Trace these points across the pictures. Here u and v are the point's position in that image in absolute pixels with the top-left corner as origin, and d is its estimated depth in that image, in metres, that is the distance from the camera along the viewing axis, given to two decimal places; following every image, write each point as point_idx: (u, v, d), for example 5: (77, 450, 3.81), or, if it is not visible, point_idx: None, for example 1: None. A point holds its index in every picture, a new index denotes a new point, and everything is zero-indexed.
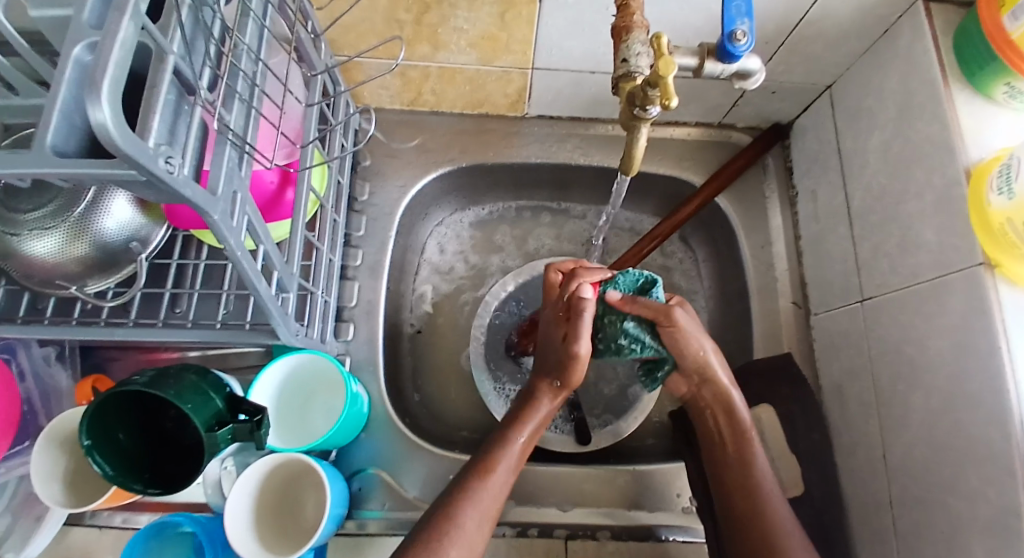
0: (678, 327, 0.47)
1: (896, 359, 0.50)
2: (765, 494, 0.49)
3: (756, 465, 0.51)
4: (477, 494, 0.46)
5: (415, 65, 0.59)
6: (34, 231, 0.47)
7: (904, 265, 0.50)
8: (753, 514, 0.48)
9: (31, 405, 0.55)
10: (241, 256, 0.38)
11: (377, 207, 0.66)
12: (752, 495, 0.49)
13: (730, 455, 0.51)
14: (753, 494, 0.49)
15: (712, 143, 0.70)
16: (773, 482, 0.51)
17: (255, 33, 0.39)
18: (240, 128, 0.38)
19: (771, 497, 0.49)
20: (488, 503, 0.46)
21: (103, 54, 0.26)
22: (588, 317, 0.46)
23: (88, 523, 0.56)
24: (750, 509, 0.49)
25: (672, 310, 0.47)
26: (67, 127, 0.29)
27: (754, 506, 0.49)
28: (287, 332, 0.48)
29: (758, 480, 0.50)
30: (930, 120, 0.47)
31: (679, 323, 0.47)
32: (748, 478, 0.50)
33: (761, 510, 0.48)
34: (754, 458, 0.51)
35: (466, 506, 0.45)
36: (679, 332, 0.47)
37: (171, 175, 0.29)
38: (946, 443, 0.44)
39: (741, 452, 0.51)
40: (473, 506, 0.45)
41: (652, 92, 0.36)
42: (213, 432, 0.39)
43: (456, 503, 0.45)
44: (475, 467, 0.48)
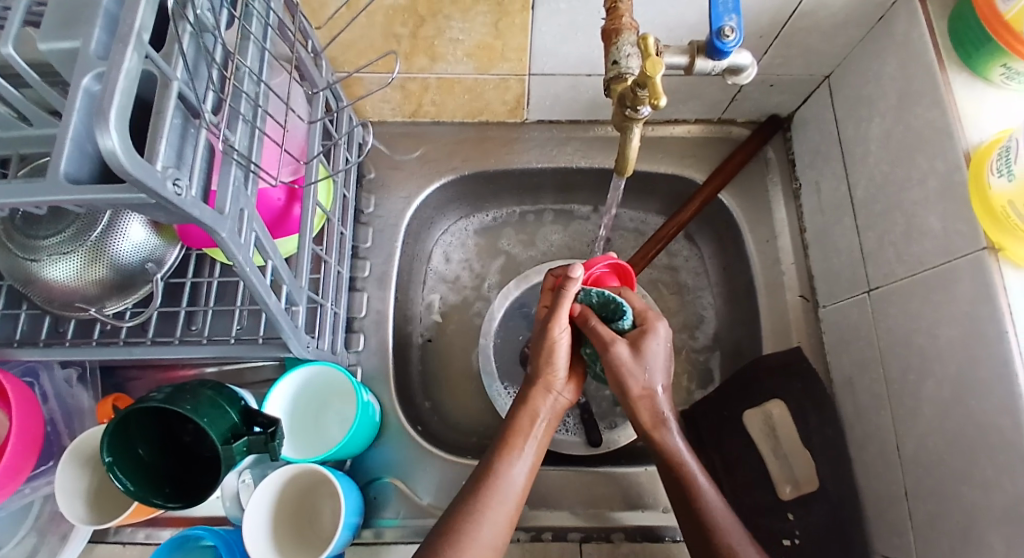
0: (614, 363, 0.49)
1: (907, 348, 0.49)
2: (722, 531, 0.46)
3: (707, 502, 0.47)
4: (479, 519, 0.45)
5: (413, 78, 0.61)
6: (54, 256, 0.50)
7: (910, 253, 0.50)
8: (708, 547, 0.46)
9: (54, 425, 0.57)
10: (249, 271, 0.39)
11: (383, 219, 0.67)
12: (707, 531, 0.46)
13: (674, 486, 0.49)
14: (710, 530, 0.46)
15: (713, 140, 0.71)
16: (730, 518, 0.47)
17: (256, 56, 0.41)
18: (244, 148, 0.39)
19: (731, 533, 0.46)
20: (499, 530, 0.46)
21: (110, 83, 0.27)
22: (563, 345, 0.52)
23: (112, 540, 0.58)
24: (705, 544, 0.46)
25: (612, 345, 0.49)
26: (79, 153, 0.30)
27: (710, 542, 0.46)
28: (298, 344, 0.49)
29: (711, 514, 0.47)
30: (930, 105, 0.47)
31: (618, 358, 0.49)
32: (696, 512, 0.47)
33: (716, 546, 0.45)
34: (702, 489, 0.48)
35: (469, 532, 0.44)
36: (615, 367, 0.49)
37: (180, 197, 0.31)
38: (960, 432, 0.43)
39: (689, 486, 0.48)
40: (478, 533, 0.45)
41: (642, 92, 0.37)
42: (229, 445, 0.41)
43: (467, 533, 0.44)
44: (470, 489, 0.47)
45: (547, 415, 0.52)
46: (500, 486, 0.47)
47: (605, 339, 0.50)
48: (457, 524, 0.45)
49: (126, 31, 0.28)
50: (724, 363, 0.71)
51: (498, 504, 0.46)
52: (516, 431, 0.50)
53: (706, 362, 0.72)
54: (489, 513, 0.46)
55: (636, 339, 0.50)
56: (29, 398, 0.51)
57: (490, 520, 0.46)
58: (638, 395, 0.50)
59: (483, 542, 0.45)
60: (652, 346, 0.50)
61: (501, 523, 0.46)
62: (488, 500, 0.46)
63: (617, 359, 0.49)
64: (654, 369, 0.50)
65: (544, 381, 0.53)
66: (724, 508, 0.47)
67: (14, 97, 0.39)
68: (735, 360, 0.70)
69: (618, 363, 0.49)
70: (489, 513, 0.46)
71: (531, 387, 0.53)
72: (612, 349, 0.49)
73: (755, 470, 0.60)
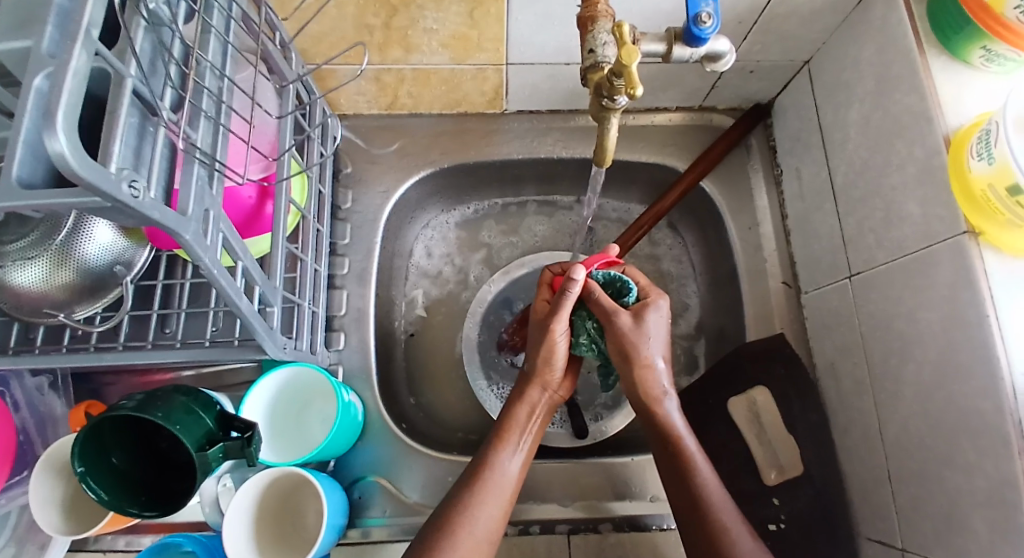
0: (619, 332, 0.48)
1: (888, 334, 0.49)
2: (712, 507, 0.46)
3: (698, 476, 0.47)
4: (470, 511, 0.45)
5: (388, 69, 0.59)
6: (18, 262, 0.49)
7: (890, 239, 0.50)
8: (698, 525, 0.46)
9: (28, 434, 0.56)
10: (217, 274, 0.37)
11: (361, 214, 0.66)
12: (698, 508, 0.46)
13: (668, 462, 0.49)
14: (701, 507, 0.46)
15: (694, 128, 0.70)
16: (721, 491, 0.47)
17: (218, 50, 0.39)
18: (208, 146, 0.38)
19: (730, 522, 0.45)
20: (492, 523, 0.46)
21: (57, 82, 0.25)
22: (560, 344, 0.50)
23: (93, 548, 0.57)
24: (696, 518, 0.46)
25: (616, 314, 0.48)
26: (32, 156, 0.29)
27: (701, 518, 0.46)
28: (274, 346, 0.48)
29: (701, 489, 0.47)
30: (908, 90, 0.47)
31: (622, 329, 0.48)
32: (689, 488, 0.47)
33: (706, 523, 0.45)
34: (696, 464, 0.48)
35: (464, 525, 0.44)
36: (620, 335, 0.48)
37: (137, 199, 0.29)
38: (940, 416, 0.44)
39: (685, 461, 0.48)
40: (470, 525, 0.45)
41: (618, 82, 0.36)
42: (204, 452, 0.39)
43: (459, 524, 0.44)
44: (466, 480, 0.47)
45: (542, 412, 0.52)
46: (492, 479, 0.47)
47: (608, 309, 0.48)
48: (453, 517, 0.45)
49: (74, 27, 0.27)
50: (708, 351, 0.71)
51: (490, 496, 0.46)
52: (509, 423, 0.50)
53: (690, 350, 0.72)
54: (483, 502, 0.46)
55: (637, 310, 0.49)
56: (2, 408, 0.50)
57: (485, 512, 0.46)
58: (640, 367, 0.48)
59: (476, 533, 0.45)
60: (655, 317, 0.48)
61: (497, 514, 0.46)
62: (480, 492, 0.46)
63: (621, 326, 0.48)
64: (655, 337, 0.48)
65: (541, 378, 0.51)
66: (716, 484, 0.47)
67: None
68: (719, 348, 0.70)
69: (623, 332, 0.48)
70: (483, 505, 0.46)
71: (524, 382, 0.52)
72: (615, 319, 0.48)
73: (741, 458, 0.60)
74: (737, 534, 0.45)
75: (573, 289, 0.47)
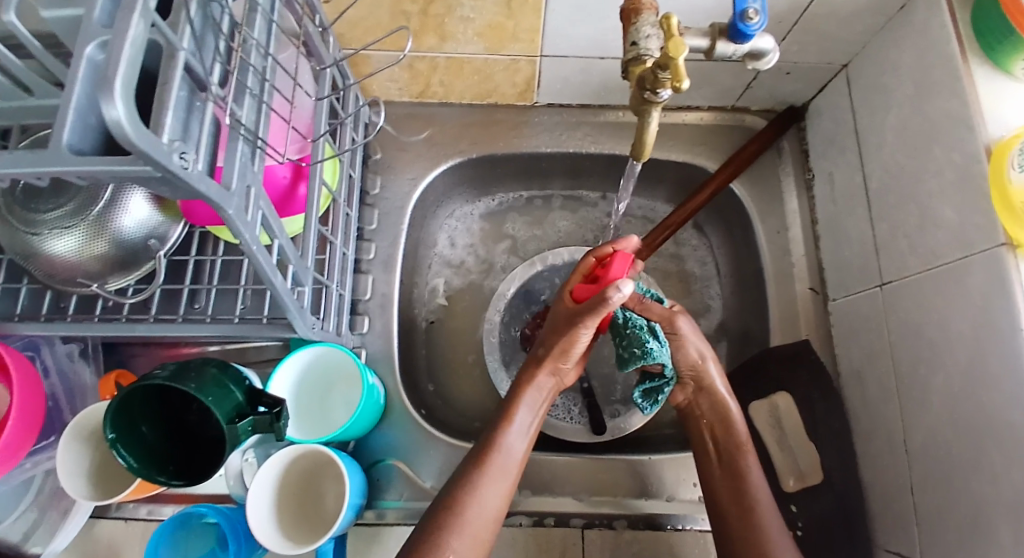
0: (682, 334, 0.52)
1: (917, 342, 0.49)
2: (760, 506, 0.49)
3: (750, 476, 0.51)
4: (477, 491, 0.46)
5: (422, 57, 0.59)
6: (55, 231, 0.49)
7: (924, 246, 0.49)
8: (740, 514, 0.49)
9: (57, 401, 0.56)
10: (257, 250, 0.38)
11: (389, 201, 0.66)
12: (744, 500, 0.50)
13: (724, 458, 0.52)
14: (749, 502, 0.49)
15: (726, 128, 0.69)
16: (767, 492, 0.50)
17: (264, 28, 0.40)
18: (251, 123, 0.38)
19: (769, 519, 0.49)
20: (498, 502, 0.47)
21: (115, 51, 0.26)
22: (582, 343, 0.50)
23: (114, 515, 0.57)
24: (740, 510, 0.49)
25: (676, 317, 0.52)
26: (82, 124, 0.30)
27: (748, 512, 0.49)
28: (304, 325, 0.48)
29: (751, 488, 0.50)
30: (949, 96, 0.46)
31: (683, 330, 0.52)
32: (740, 484, 0.50)
33: (749, 513, 0.49)
34: (748, 462, 0.51)
35: (472, 505, 0.45)
36: (682, 338, 0.52)
37: (186, 170, 0.30)
38: (969, 425, 0.43)
39: (741, 458, 0.51)
40: (476, 505, 0.45)
41: (663, 75, 0.35)
42: (234, 425, 0.40)
43: (465, 502, 0.45)
44: (473, 460, 0.47)
45: (546, 394, 0.52)
46: (499, 459, 0.48)
47: (667, 313, 0.52)
48: (460, 497, 0.45)
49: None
50: (730, 352, 0.71)
51: (496, 476, 0.47)
52: (516, 403, 0.50)
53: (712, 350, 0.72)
54: (490, 482, 0.46)
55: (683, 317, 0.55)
56: (31, 374, 0.49)
57: (491, 492, 0.46)
58: (705, 369, 0.53)
59: (484, 513, 0.46)
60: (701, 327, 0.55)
61: (503, 492, 0.47)
62: (487, 472, 0.47)
63: (680, 328, 0.52)
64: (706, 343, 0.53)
65: (553, 363, 0.51)
66: (764, 485, 0.51)
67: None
68: (742, 350, 0.69)
69: (684, 335, 0.52)
70: (489, 484, 0.46)
71: (533, 361, 0.52)
72: (677, 321, 0.52)
73: (760, 461, 0.59)
74: (777, 537, 0.48)
75: (614, 297, 0.43)
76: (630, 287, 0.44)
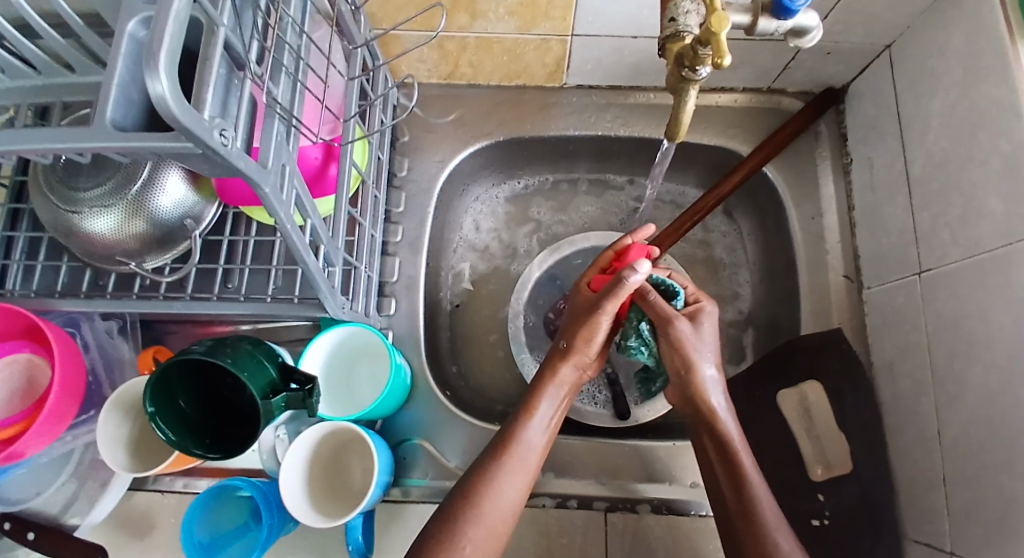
0: (676, 339, 0.47)
1: (955, 334, 0.47)
2: (768, 526, 0.44)
3: (755, 491, 0.45)
4: (496, 483, 0.46)
5: (452, 37, 0.59)
6: (95, 209, 0.50)
7: (966, 235, 0.47)
8: (747, 537, 0.44)
9: (97, 375, 0.58)
10: (291, 229, 0.38)
11: (416, 183, 0.66)
12: (750, 519, 0.45)
13: (723, 474, 0.47)
14: (751, 517, 0.44)
15: (761, 110, 0.68)
16: (777, 511, 0.45)
17: (298, 7, 0.40)
18: (287, 102, 0.39)
19: (779, 539, 0.43)
20: (517, 495, 0.47)
21: (158, 24, 0.26)
22: (602, 329, 0.50)
23: (151, 488, 0.59)
24: (744, 530, 0.45)
25: (674, 320, 0.47)
26: (126, 100, 0.30)
27: (751, 530, 0.44)
28: (335, 305, 0.49)
29: (756, 505, 0.45)
30: (999, 81, 0.44)
31: (679, 335, 0.47)
32: (743, 501, 0.45)
33: (757, 536, 0.44)
34: (749, 476, 0.46)
35: (490, 498, 0.45)
36: (676, 341, 0.47)
37: (226, 147, 0.30)
38: (1005, 420, 0.42)
39: (739, 473, 0.46)
40: (495, 497, 0.45)
41: (703, 51, 0.34)
42: (269, 400, 0.41)
43: (484, 495, 0.45)
44: (492, 451, 0.47)
45: (571, 385, 0.52)
46: (518, 452, 0.47)
47: (666, 314, 0.47)
48: (478, 489, 0.45)
49: None
50: (757, 340, 0.70)
51: (514, 470, 0.47)
52: (539, 392, 0.50)
53: (738, 338, 0.71)
54: (508, 475, 0.46)
55: (692, 314, 0.49)
56: (71, 347, 0.51)
57: (510, 485, 0.46)
58: (695, 376, 0.48)
59: (502, 506, 0.46)
60: (709, 322, 0.49)
61: (521, 486, 0.47)
62: (506, 464, 0.47)
63: (679, 334, 0.47)
64: (705, 346, 0.48)
65: (578, 356, 0.51)
66: (773, 504, 0.45)
67: (34, 52, 0.41)
68: (770, 338, 0.68)
69: (680, 339, 0.47)
70: (508, 477, 0.46)
71: (554, 354, 0.52)
72: (672, 324, 0.47)
73: (786, 450, 0.59)
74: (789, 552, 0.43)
75: (631, 279, 0.45)
76: (648, 266, 0.44)
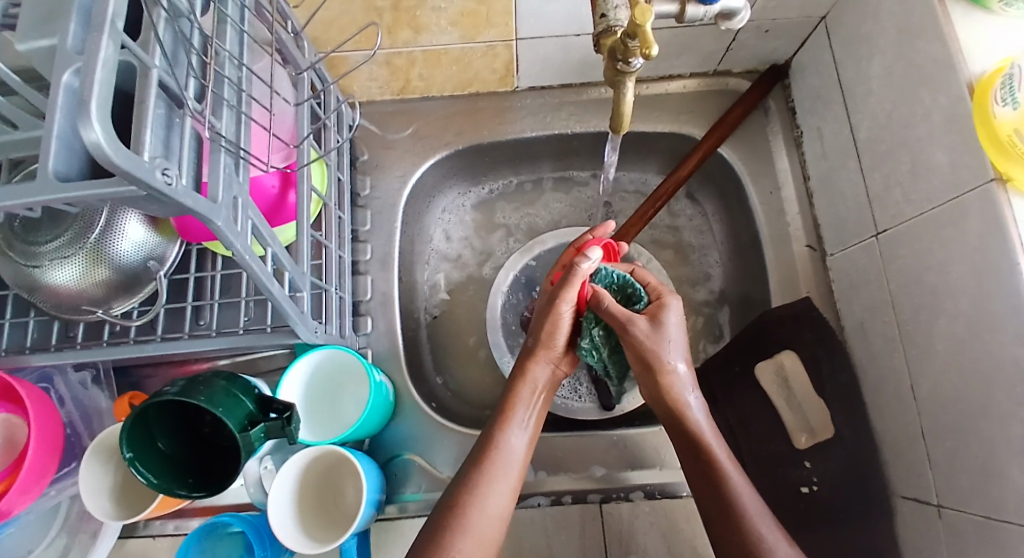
0: (635, 341, 0.48)
1: (918, 289, 0.49)
2: (748, 515, 0.44)
3: (732, 482, 0.46)
4: (481, 489, 0.46)
5: (399, 52, 0.60)
6: (55, 260, 0.50)
7: (918, 192, 0.48)
8: (733, 532, 0.44)
9: (75, 427, 0.57)
10: (250, 260, 0.38)
11: (380, 200, 0.67)
12: (731, 514, 0.45)
13: (696, 469, 0.48)
14: (731, 514, 0.45)
15: (710, 93, 0.69)
16: (758, 502, 0.45)
17: (235, 39, 0.40)
18: (232, 135, 0.39)
19: (761, 527, 0.44)
20: (504, 499, 0.47)
21: (88, 74, 0.26)
22: (565, 318, 0.52)
23: (142, 534, 0.58)
24: (726, 525, 0.45)
25: (630, 320, 0.48)
26: (68, 151, 0.30)
27: (734, 528, 0.44)
28: (306, 330, 0.49)
29: (734, 496, 0.45)
30: (929, 40, 0.45)
31: (637, 336, 0.48)
32: (721, 496, 0.46)
33: (742, 530, 0.44)
34: (723, 467, 0.46)
35: (475, 506, 0.45)
36: (636, 343, 0.48)
37: (170, 186, 0.30)
38: (974, 367, 0.43)
39: (714, 466, 0.47)
40: (482, 504, 0.46)
41: (633, 44, 0.35)
42: (247, 432, 0.41)
43: (470, 504, 0.45)
44: (473, 462, 0.48)
45: (546, 385, 0.53)
46: (500, 457, 0.48)
47: (623, 313, 0.49)
48: (463, 498, 0.46)
49: (99, 18, 0.27)
50: (733, 317, 0.71)
51: (498, 477, 0.47)
52: (513, 397, 0.51)
53: (714, 318, 0.72)
54: (491, 482, 0.47)
55: (654, 314, 0.50)
56: (46, 403, 0.50)
57: (495, 491, 0.47)
58: (665, 369, 0.48)
59: (490, 513, 0.46)
60: (671, 319, 0.49)
61: (507, 491, 0.47)
62: (487, 471, 0.47)
63: (636, 334, 0.48)
64: (674, 344, 0.49)
65: (545, 352, 0.53)
66: (753, 496, 0.46)
67: None
68: (745, 314, 0.69)
69: (637, 337, 0.48)
70: (491, 484, 0.47)
71: (526, 355, 0.54)
72: (631, 323, 0.48)
73: (770, 422, 0.60)
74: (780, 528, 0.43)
75: (584, 264, 0.48)
76: (598, 254, 0.49)
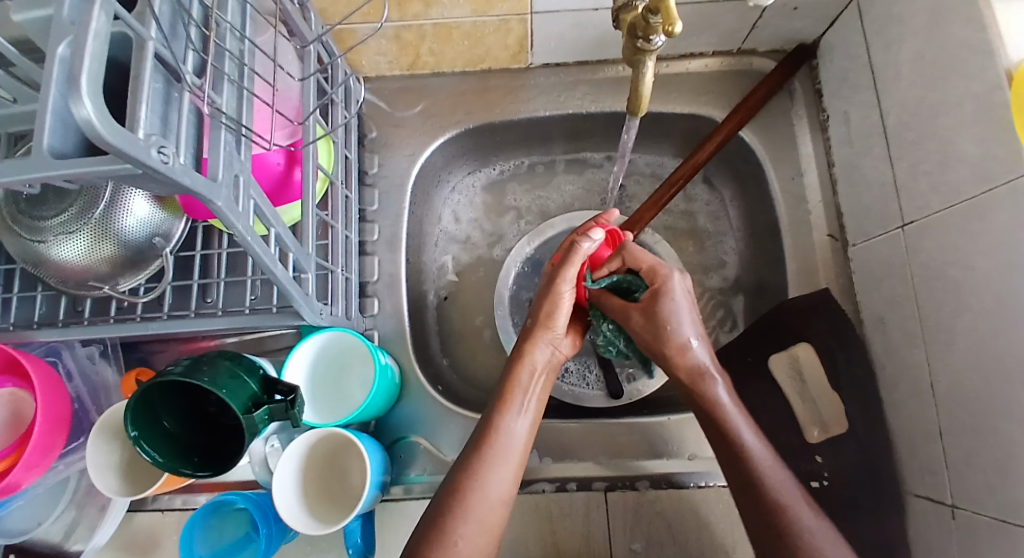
0: (641, 325, 0.49)
1: (941, 284, 0.47)
2: (773, 489, 0.43)
3: (755, 455, 0.45)
4: (482, 473, 0.46)
5: (408, 25, 0.57)
6: (60, 236, 0.49)
7: (945, 183, 0.46)
8: (758, 507, 0.43)
9: (82, 402, 0.58)
10: (252, 241, 0.37)
11: (388, 179, 0.65)
12: (754, 487, 0.44)
13: (717, 444, 0.47)
14: (748, 496, 0.44)
15: (731, 73, 0.66)
16: (783, 476, 0.44)
17: (236, 10, 0.38)
18: (234, 111, 0.37)
19: (789, 502, 0.43)
20: (506, 483, 0.46)
21: (79, 46, 0.25)
22: (566, 297, 0.52)
23: (151, 507, 0.59)
24: (753, 499, 0.44)
25: (629, 309, 0.50)
26: (62, 125, 0.29)
27: (760, 508, 0.43)
28: (310, 312, 0.49)
29: (761, 471, 0.44)
30: (966, 22, 0.42)
31: (636, 324, 0.50)
32: (745, 468, 0.45)
33: (767, 504, 0.43)
34: (747, 445, 0.45)
35: (475, 490, 0.45)
36: (640, 333, 0.50)
37: (167, 165, 0.29)
38: (995, 369, 0.41)
39: (735, 444, 0.46)
40: (484, 488, 0.45)
41: (654, 19, 0.33)
42: (250, 414, 0.41)
43: (470, 488, 0.45)
44: (473, 446, 0.47)
45: (546, 370, 0.52)
46: (501, 441, 0.47)
47: (622, 305, 0.51)
48: (463, 483, 0.45)
49: None
50: (747, 306, 0.69)
51: (498, 460, 0.47)
52: (512, 381, 0.50)
53: (728, 306, 0.70)
54: (491, 466, 0.46)
55: (654, 299, 0.49)
56: (53, 378, 0.50)
57: (497, 475, 0.46)
58: (680, 342, 0.48)
59: (491, 497, 0.45)
60: (679, 297, 0.49)
61: (508, 475, 0.47)
62: (487, 455, 0.46)
63: (635, 322, 0.50)
64: (682, 322, 0.48)
65: (545, 334, 0.52)
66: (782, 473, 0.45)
67: None
68: (759, 304, 0.68)
69: (641, 323, 0.49)
70: (492, 468, 0.46)
71: (525, 337, 0.53)
72: (630, 314, 0.50)
73: (781, 414, 0.58)
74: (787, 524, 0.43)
75: (584, 244, 0.50)
76: (599, 234, 0.50)
